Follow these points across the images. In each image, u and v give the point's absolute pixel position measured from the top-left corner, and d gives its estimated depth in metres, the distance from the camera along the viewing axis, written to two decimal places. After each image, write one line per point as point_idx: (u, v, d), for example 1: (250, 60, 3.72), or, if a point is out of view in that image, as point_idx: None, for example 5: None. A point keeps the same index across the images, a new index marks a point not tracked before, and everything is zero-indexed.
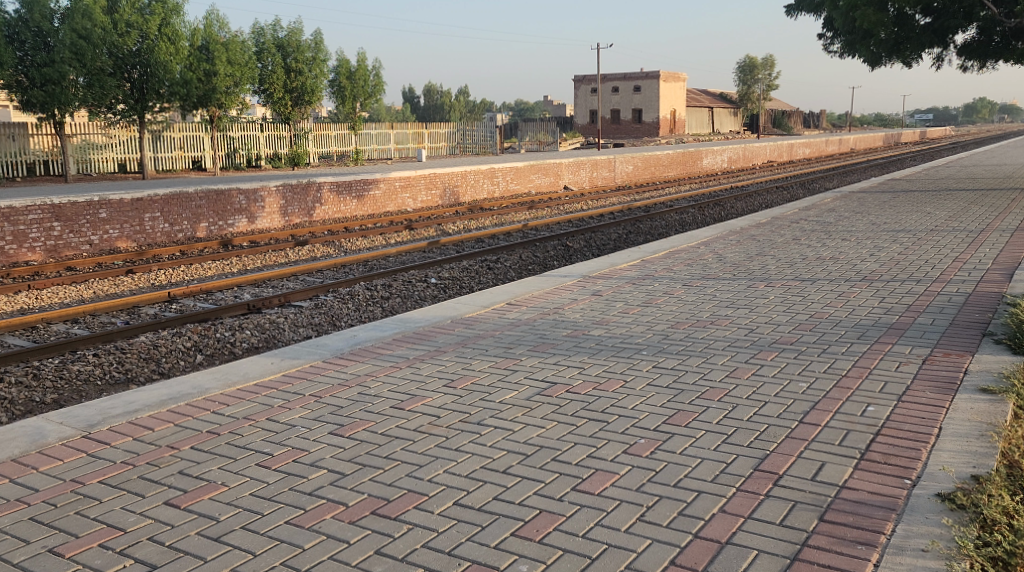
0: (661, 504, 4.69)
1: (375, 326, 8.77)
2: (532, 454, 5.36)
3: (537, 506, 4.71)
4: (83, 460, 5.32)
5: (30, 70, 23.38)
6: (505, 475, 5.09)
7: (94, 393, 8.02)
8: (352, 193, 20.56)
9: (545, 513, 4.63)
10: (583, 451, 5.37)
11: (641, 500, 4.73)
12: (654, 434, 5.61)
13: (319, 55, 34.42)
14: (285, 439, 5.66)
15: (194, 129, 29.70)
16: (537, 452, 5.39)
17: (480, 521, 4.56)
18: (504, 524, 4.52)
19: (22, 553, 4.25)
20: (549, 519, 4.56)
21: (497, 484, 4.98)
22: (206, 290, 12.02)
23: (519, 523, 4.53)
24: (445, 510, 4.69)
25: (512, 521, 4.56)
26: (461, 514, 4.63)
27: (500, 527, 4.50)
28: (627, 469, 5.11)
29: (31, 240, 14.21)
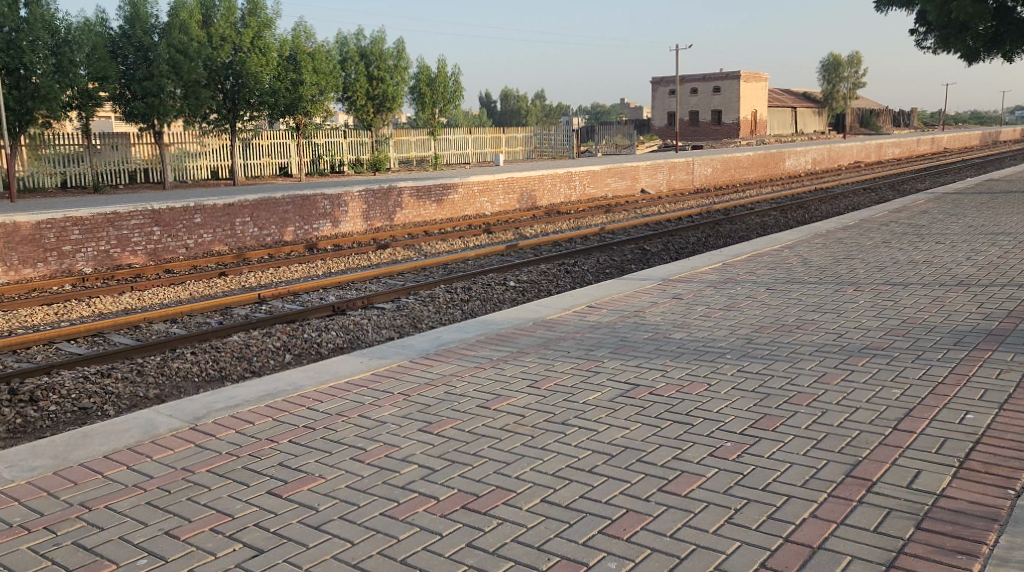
0: (751, 507, 4.69)
1: (458, 327, 8.92)
2: (618, 455, 5.42)
3: (623, 505, 4.77)
4: (191, 450, 5.59)
5: (132, 85, 24.51)
6: (592, 474, 5.16)
7: (192, 389, 8.42)
8: (432, 198, 20.87)
9: (632, 512, 4.69)
10: (669, 453, 5.40)
11: (728, 503, 4.75)
12: (740, 438, 5.60)
13: (401, 63, 35.00)
14: (377, 435, 5.85)
15: (281, 136, 30.60)
16: (622, 453, 5.43)
17: (567, 518, 4.65)
18: (591, 522, 4.60)
19: (141, 535, 4.50)
20: (636, 519, 4.62)
21: (583, 482, 5.05)
22: (294, 292, 12.41)
23: (606, 522, 4.60)
24: (533, 506, 4.78)
25: (599, 519, 4.62)
26: (549, 511, 4.72)
27: (588, 525, 4.57)
28: (714, 472, 5.13)
29: (133, 244, 14.89)
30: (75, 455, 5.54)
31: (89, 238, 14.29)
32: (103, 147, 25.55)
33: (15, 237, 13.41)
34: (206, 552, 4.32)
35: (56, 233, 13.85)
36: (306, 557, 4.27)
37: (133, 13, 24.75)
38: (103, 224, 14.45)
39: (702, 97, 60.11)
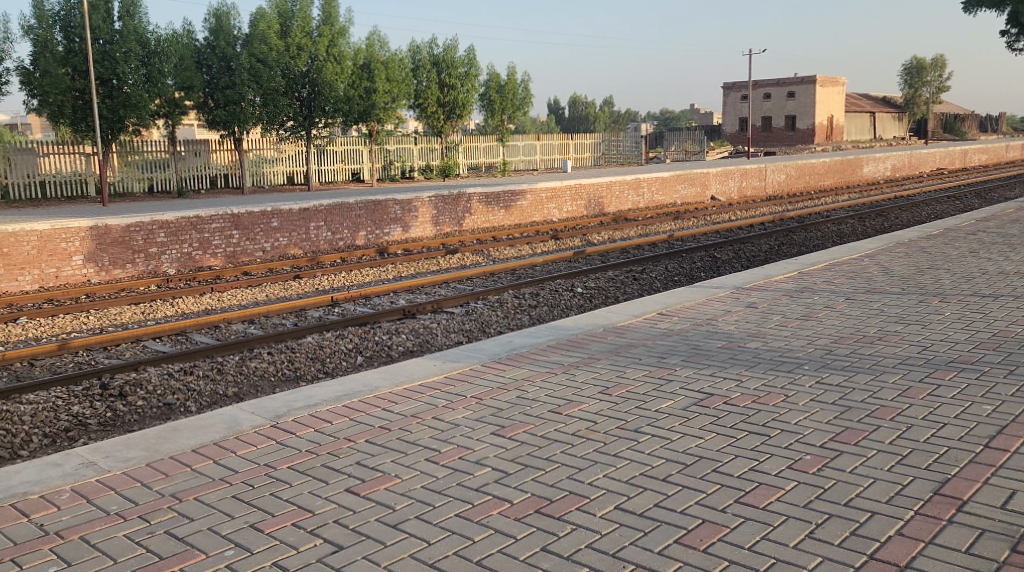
0: (833, 522, 4.60)
1: (528, 332, 8.95)
2: (693, 464, 5.37)
3: (700, 515, 4.72)
4: (273, 447, 5.74)
5: (216, 93, 25.34)
6: (667, 483, 5.12)
7: (269, 388, 8.62)
8: (500, 204, 20.99)
9: (708, 523, 4.65)
10: (746, 464, 5.33)
11: (809, 517, 4.67)
12: (821, 451, 5.50)
13: (472, 71, 35.10)
14: (451, 437, 5.91)
15: (354, 143, 31.12)
16: (698, 462, 5.39)
17: (642, 526, 4.62)
18: (667, 531, 4.57)
19: (228, 527, 4.65)
20: (712, 530, 4.57)
21: (657, 491, 5.02)
22: (365, 295, 12.61)
23: (682, 531, 4.56)
24: (607, 513, 4.77)
25: (675, 529, 4.59)
26: (623, 519, 4.71)
27: (663, 533, 4.54)
28: (793, 485, 5.05)
29: (213, 247, 15.32)
30: (165, 448, 5.74)
31: (173, 241, 14.76)
32: (187, 153, 26.34)
33: (106, 239, 13.94)
34: (288, 546, 4.43)
35: (143, 236, 14.35)
36: (385, 555, 4.34)
37: (217, 25, 25.53)
38: (186, 227, 14.92)
39: (776, 102, 59.00)
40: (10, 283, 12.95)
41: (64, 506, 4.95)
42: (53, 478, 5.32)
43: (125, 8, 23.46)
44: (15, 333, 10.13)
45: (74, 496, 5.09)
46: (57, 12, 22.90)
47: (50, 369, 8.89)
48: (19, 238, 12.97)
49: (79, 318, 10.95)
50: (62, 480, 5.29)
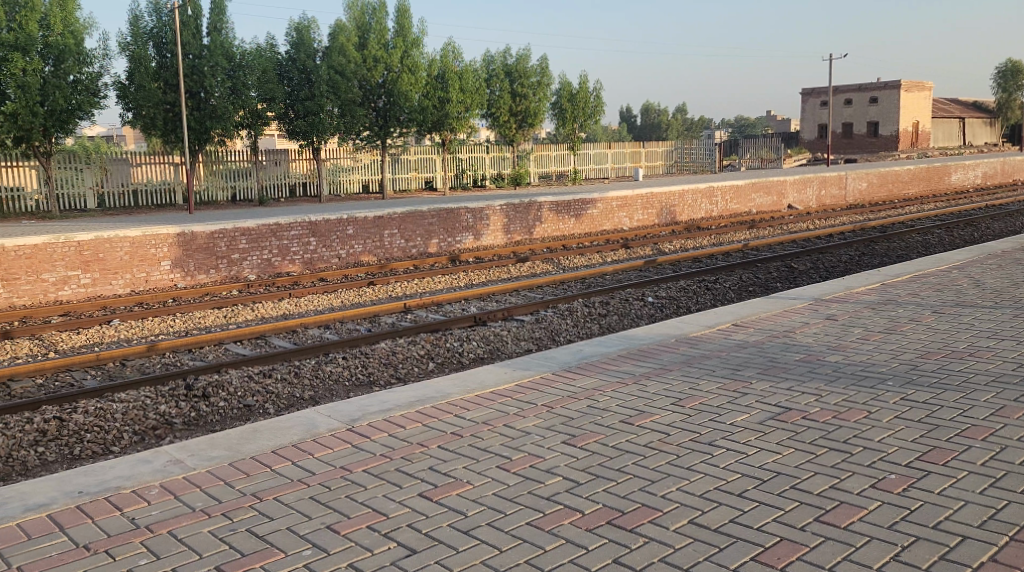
0: (919, 546, 4.52)
1: (600, 342, 8.98)
2: (770, 480, 5.33)
3: (777, 533, 4.69)
4: (348, 450, 5.90)
5: (296, 104, 26.05)
6: (742, 498, 5.10)
7: (343, 392, 8.83)
8: (571, 212, 21.04)
9: (786, 541, 4.61)
10: (825, 482, 5.27)
11: (893, 538, 4.60)
12: (906, 470, 5.40)
13: (544, 80, 35.14)
14: (522, 445, 5.98)
15: (427, 152, 31.59)
16: (775, 478, 5.35)
17: (717, 542, 4.62)
18: (743, 548, 4.55)
19: (306, 527, 4.80)
20: (791, 548, 4.54)
21: (732, 506, 5.00)
22: (438, 302, 12.79)
23: (758, 549, 4.54)
24: (680, 527, 4.78)
25: (751, 546, 4.57)
26: (697, 533, 4.71)
27: (739, 550, 4.53)
28: (876, 505, 4.97)
29: (292, 254, 15.73)
30: (246, 449, 5.96)
31: (254, 247, 15.22)
32: (267, 162, 27.08)
33: (192, 245, 14.46)
34: (364, 548, 4.56)
35: (226, 242, 14.84)
36: (458, 560, 4.43)
37: (298, 38, 26.26)
38: (266, 234, 15.36)
39: (857, 108, 57.61)
40: (104, 287, 13.55)
41: (153, 501, 5.19)
42: (143, 474, 5.59)
43: (212, 23, 24.38)
44: (107, 333, 10.59)
45: (162, 492, 5.32)
46: (150, 29, 23.94)
47: (140, 369, 9.27)
48: (112, 244, 13.56)
49: (167, 320, 11.38)
50: (151, 476, 5.55)
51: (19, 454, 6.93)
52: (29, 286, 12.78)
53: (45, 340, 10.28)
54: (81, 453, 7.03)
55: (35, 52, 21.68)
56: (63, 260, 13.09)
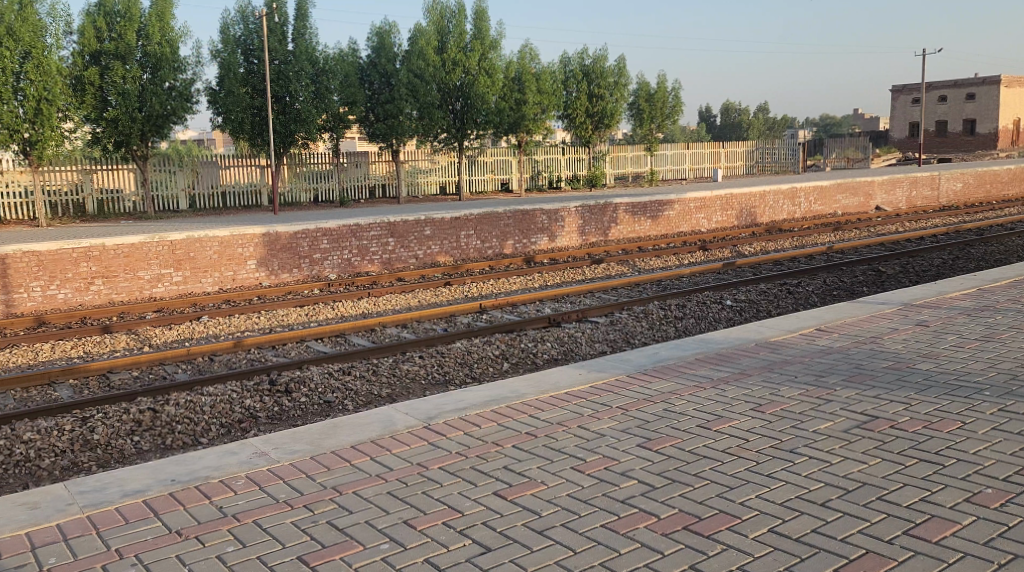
0: (1017, 564, 4.43)
1: (677, 345, 8.97)
2: (855, 490, 5.27)
3: (862, 545, 4.65)
4: (424, 447, 6.06)
5: (376, 107, 26.60)
6: (826, 508, 5.06)
7: (420, 390, 9.02)
8: (647, 214, 20.93)
9: (872, 554, 4.57)
10: (914, 494, 5.19)
11: (988, 555, 4.51)
12: (1004, 485, 5.28)
13: (621, 80, 34.90)
14: (597, 447, 6.04)
15: (503, 154, 31.83)
16: (859, 489, 5.28)
17: (799, 552, 4.60)
18: (827, 559, 4.52)
19: (384, 521, 4.97)
20: (877, 561, 4.49)
21: (815, 516, 4.97)
22: (512, 303, 12.93)
23: (842, 561, 4.51)
24: (759, 535, 4.77)
25: (835, 557, 4.54)
26: (777, 542, 4.70)
27: (822, 561, 4.50)
28: (970, 520, 4.88)
29: (371, 254, 16.08)
30: (326, 443, 6.17)
31: (335, 247, 15.62)
32: (347, 165, 27.69)
33: (276, 244, 14.92)
34: (440, 544, 4.70)
35: (308, 242, 15.26)
36: (535, 560, 4.53)
37: (378, 43, 26.78)
38: (347, 235, 15.74)
39: (952, 106, 55.61)
40: (194, 285, 14.11)
41: (239, 491, 5.43)
42: (230, 465, 5.84)
43: (296, 29, 25.06)
44: (197, 329, 11.04)
45: (247, 483, 5.56)
46: (239, 36, 24.74)
47: (227, 364, 9.63)
48: (203, 244, 14.10)
49: (252, 318, 11.79)
50: (238, 467, 5.80)
51: (116, 443, 7.30)
52: (126, 283, 13.41)
53: (140, 335, 10.78)
54: (173, 443, 7.37)
55: (133, 60, 22.68)
56: (157, 259, 13.69)
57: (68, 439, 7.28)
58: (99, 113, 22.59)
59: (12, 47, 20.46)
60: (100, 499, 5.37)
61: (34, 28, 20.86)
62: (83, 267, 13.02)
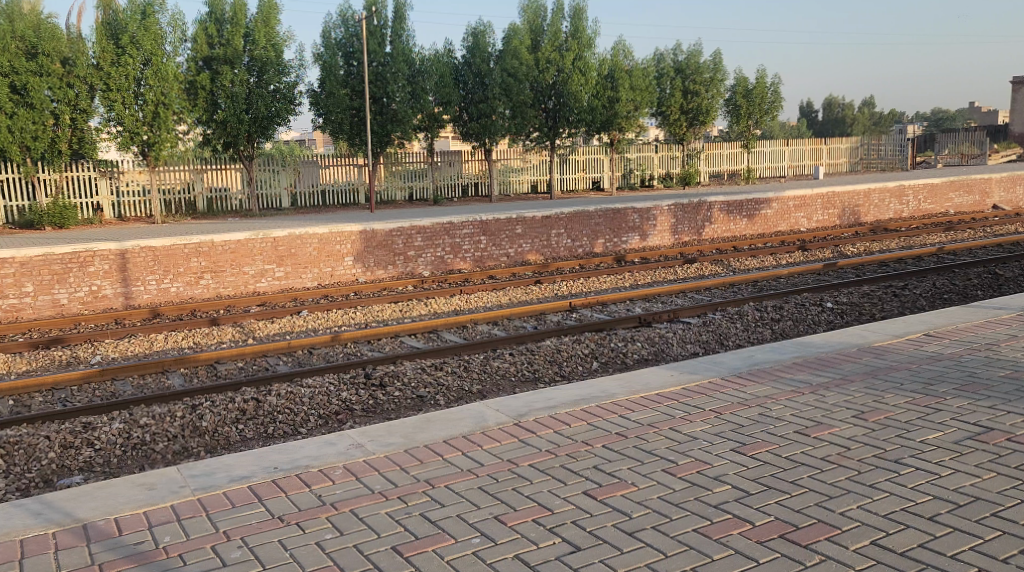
0: None
1: (774, 347, 8.86)
2: (965, 505, 5.14)
3: (973, 563, 4.53)
4: (515, 444, 6.18)
5: (470, 107, 27.06)
6: (933, 522, 4.95)
7: (510, 387, 9.16)
8: (743, 213, 20.63)
9: None
10: None
11: None
12: None
13: (718, 76, 34.23)
14: (688, 450, 6.05)
15: (596, 152, 31.80)
16: (970, 504, 5.14)
17: (903, 567, 4.52)
18: None
19: (475, 516, 5.11)
20: None
21: (921, 530, 4.87)
22: (603, 302, 12.96)
23: None
24: (860, 547, 4.71)
25: None
26: (879, 556, 4.63)
27: None
28: None
29: (463, 252, 16.35)
30: (420, 437, 6.36)
31: (428, 245, 15.93)
32: (441, 163, 28.16)
33: (373, 242, 15.30)
34: (530, 541, 4.81)
35: (403, 240, 15.61)
36: (625, 562, 4.59)
37: (473, 43, 27.08)
38: (440, 233, 16.05)
39: None
40: (295, 280, 14.61)
41: (337, 480, 5.66)
42: (329, 455, 6.09)
43: (394, 31, 25.57)
44: (297, 323, 11.46)
45: (345, 473, 5.79)
46: (339, 40, 25.40)
47: (325, 357, 9.99)
48: (303, 241, 14.59)
49: (349, 313, 12.16)
50: (337, 458, 6.04)
51: (223, 430, 7.67)
52: (232, 278, 14.00)
53: (245, 328, 11.25)
54: (274, 432, 7.70)
55: (241, 64, 23.57)
56: (261, 255, 14.23)
57: (179, 425, 7.68)
58: (209, 116, 23.59)
59: (134, 54, 21.59)
60: (209, 483, 5.68)
61: (154, 36, 21.95)
62: (193, 262, 13.67)
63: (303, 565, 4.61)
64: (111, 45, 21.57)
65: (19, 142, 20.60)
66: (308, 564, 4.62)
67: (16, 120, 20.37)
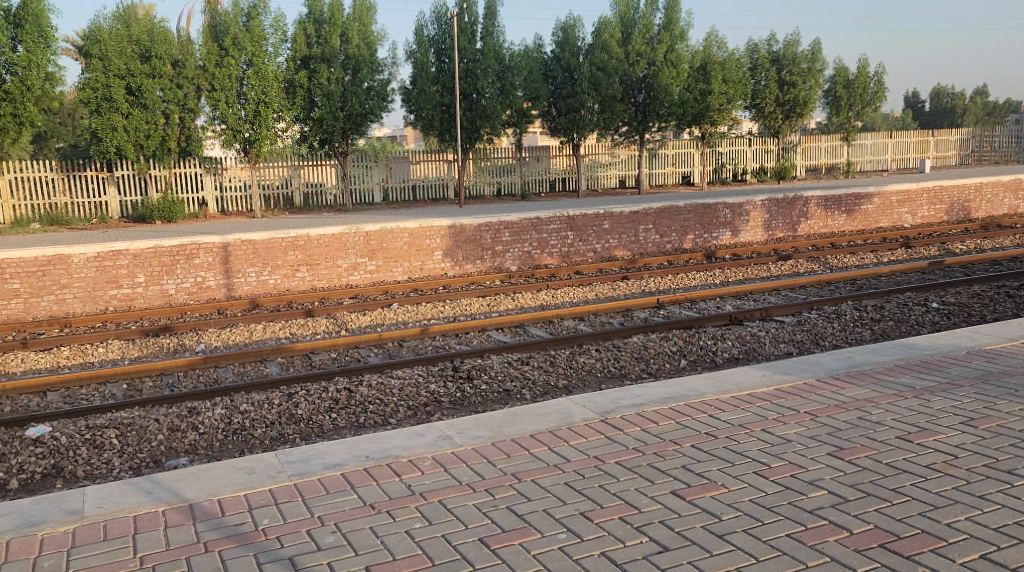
0: None
1: (874, 349, 8.64)
2: None
3: None
4: (602, 441, 6.21)
5: (559, 102, 27.24)
6: None
7: (595, 383, 9.18)
8: (842, 208, 20.08)
9: None
10: None
11: None
12: None
13: (816, 66, 32.72)
14: (782, 452, 5.97)
15: (686, 146, 31.40)
16: None
17: None
18: None
19: (562, 511, 5.16)
20: None
21: None
22: (692, 299, 12.83)
23: None
24: (968, 562, 4.57)
25: None
26: None
27: None
28: None
29: (550, 247, 16.42)
30: (507, 431, 6.45)
31: (516, 240, 16.05)
32: (529, 159, 28.28)
33: (461, 237, 15.52)
34: (617, 539, 4.84)
35: (491, 235, 15.78)
36: (716, 565, 4.57)
37: (563, 38, 27.18)
38: (528, 228, 16.14)
39: None
40: (386, 273, 14.92)
41: (426, 471, 5.80)
42: (419, 446, 6.23)
43: (485, 28, 25.75)
44: (388, 315, 11.71)
45: (434, 464, 5.92)
46: (432, 37, 25.72)
47: (414, 350, 10.18)
48: (394, 235, 14.88)
49: (438, 306, 12.36)
50: (426, 449, 6.18)
51: (317, 418, 7.92)
52: (327, 270, 14.41)
53: (338, 319, 11.57)
54: (365, 422, 7.90)
55: (337, 63, 24.15)
56: (354, 248, 14.58)
57: (276, 412, 7.97)
58: (307, 114, 24.22)
59: (236, 56, 22.33)
60: (304, 469, 5.88)
61: (256, 39, 22.67)
62: (290, 255, 14.10)
63: (394, 552, 4.75)
64: (216, 47, 22.38)
65: (132, 141, 21.66)
66: (398, 552, 4.75)
67: (131, 120, 21.50)
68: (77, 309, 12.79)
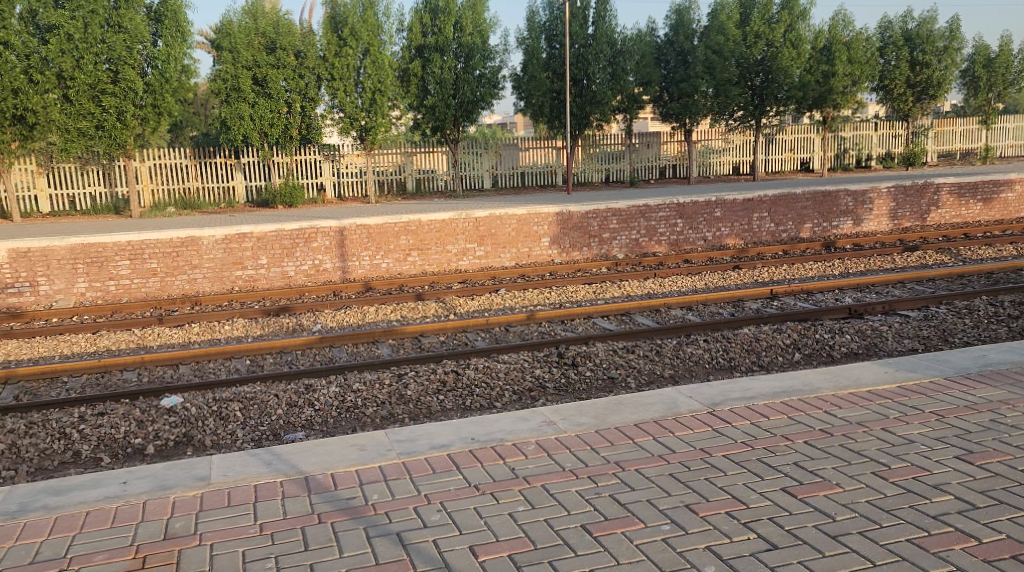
0: None
1: (1011, 348, 8.25)
2: None
3: None
4: (709, 433, 6.19)
5: (672, 87, 26.89)
6: None
7: (703, 374, 9.13)
8: (977, 196, 19.15)
9: None
10: None
11: None
12: None
13: (953, 44, 31.00)
14: (903, 453, 5.81)
15: (805, 131, 30.50)
16: None
17: None
18: None
19: (666, 502, 5.20)
20: None
21: None
22: (807, 290, 12.54)
23: None
24: None
25: None
26: None
27: None
28: None
29: (659, 235, 16.29)
30: (611, 419, 6.51)
31: (623, 228, 15.98)
32: (640, 145, 28.08)
33: (569, 224, 15.58)
34: (723, 534, 4.84)
35: (599, 222, 15.77)
36: (828, 566, 4.53)
37: (677, 20, 27.03)
38: (636, 215, 16.04)
39: None
40: (494, 259, 15.14)
41: (530, 455, 5.93)
42: (523, 431, 6.37)
43: (598, 13, 25.61)
44: (496, 301, 11.91)
45: (538, 448, 6.04)
46: (544, 22, 25.78)
47: (520, 335, 10.34)
48: (502, 220, 15.09)
49: (545, 293, 12.47)
50: (530, 433, 6.31)
51: (425, 399, 8.17)
52: (437, 255, 14.74)
53: (447, 303, 11.83)
54: (472, 404, 8.09)
55: (450, 51, 24.50)
56: (463, 234, 14.88)
57: (387, 392, 8.26)
58: (420, 102, 24.76)
59: (354, 46, 23.00)
60: (412, 448, 6.10)
61: (371, 28, 23.30)
62: (402, 240, 14.49)
63: (497, 534, 4.89)
64: (336, 38, 23.10)
65: (258, 129, 22.53)
66: (501, 533, 4.89)
67: (257, 108, 22.32)
68: (206, 289, 13.50)
